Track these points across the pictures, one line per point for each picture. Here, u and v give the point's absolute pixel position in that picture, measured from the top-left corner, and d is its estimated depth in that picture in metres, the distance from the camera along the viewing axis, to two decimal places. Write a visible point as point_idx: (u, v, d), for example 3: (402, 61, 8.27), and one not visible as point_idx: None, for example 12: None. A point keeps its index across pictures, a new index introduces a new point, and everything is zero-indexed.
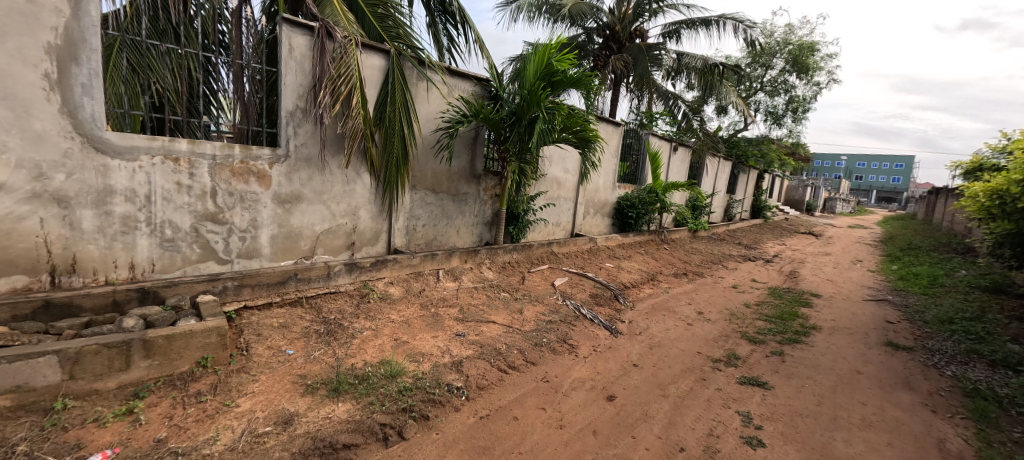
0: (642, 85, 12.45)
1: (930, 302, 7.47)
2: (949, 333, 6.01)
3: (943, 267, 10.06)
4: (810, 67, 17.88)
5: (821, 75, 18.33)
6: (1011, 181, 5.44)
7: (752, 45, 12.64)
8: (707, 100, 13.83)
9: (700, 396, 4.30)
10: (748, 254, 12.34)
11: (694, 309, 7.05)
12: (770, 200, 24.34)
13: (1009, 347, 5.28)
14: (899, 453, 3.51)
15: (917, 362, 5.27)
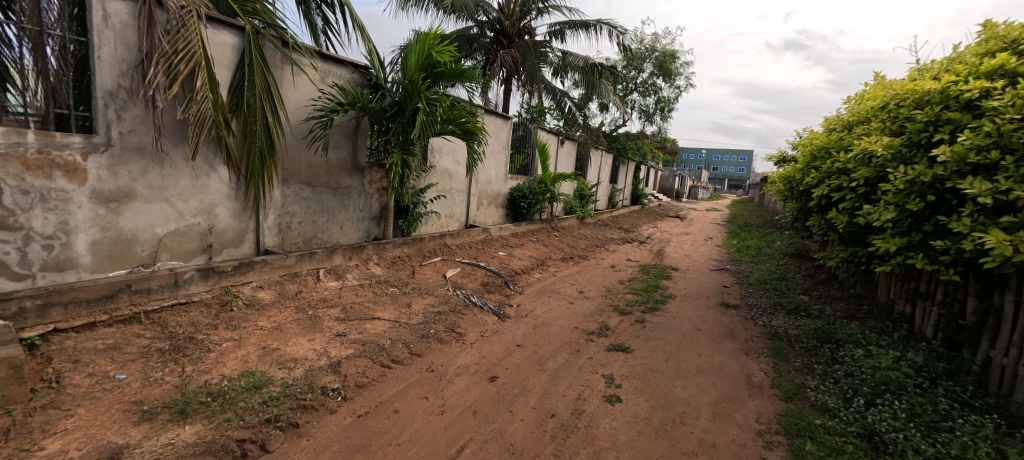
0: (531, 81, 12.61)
1: (756, 268, 9.17)
2: (765, 291, 7.45)
3: (766, 240, 12.34)
4: (672, 72, 20.40)
5: (681, 79, 21.00)
6: (801, 170, 6.88)
7: (626, 50, 13.92)
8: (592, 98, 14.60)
9: (573, 366, 4.68)
10: (626, 237, 13.68)
11: (576, 289, 7.63)
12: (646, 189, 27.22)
13: (801, 299, 6.74)
14: (721, 390, 4.26)
15: (742, 317, 6.43)
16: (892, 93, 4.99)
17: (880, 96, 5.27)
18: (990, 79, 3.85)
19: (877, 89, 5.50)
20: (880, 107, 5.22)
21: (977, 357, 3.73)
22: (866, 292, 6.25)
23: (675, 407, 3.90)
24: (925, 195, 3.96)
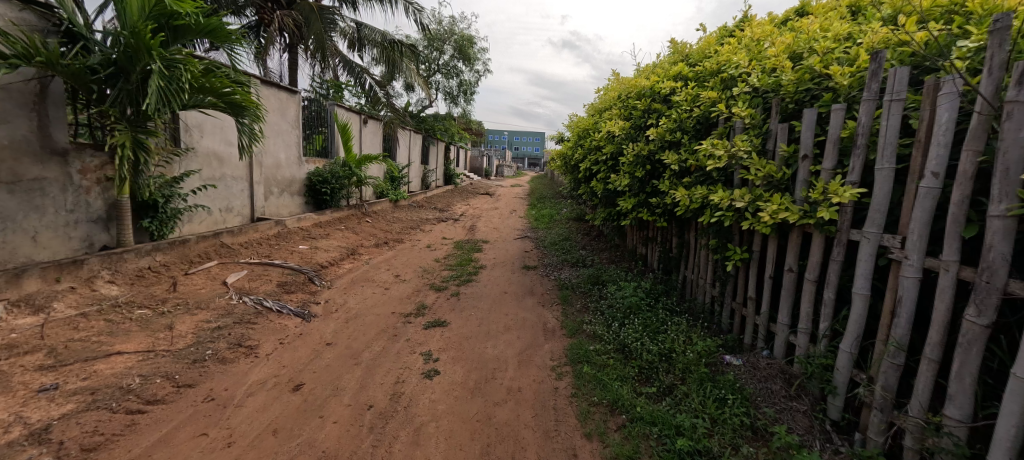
0: (320, 51, 11.01)
1: (550, 232, 10.67)
2: (556, 250, 8.79)
3: (555, 209, 14.36)
4: (472, 57, 21.11)
5: (479, 64, 21.96)
6: (572, 147, 8.19)
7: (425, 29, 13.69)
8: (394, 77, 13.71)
9: (391, 351, 4.60)
10: (440, 215, 13.94)
11: (391, 274, 7.43)
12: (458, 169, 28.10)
13: (581, 253, 8.21)
14: (525, 339, 4.88)
15: (540, 276, 7.41)
16: (623, 87, 6.34)
17: (617, 89, 6.64)
18: (674, 81, 5.25)
19: (615, 83, 6.90)
20: (616, 98, 6.63)
21: (680, 277, 5.24)
22: (620, 241, 8.02)
23: (486, 366, 4.26)
24: (645, 166, 5.24)
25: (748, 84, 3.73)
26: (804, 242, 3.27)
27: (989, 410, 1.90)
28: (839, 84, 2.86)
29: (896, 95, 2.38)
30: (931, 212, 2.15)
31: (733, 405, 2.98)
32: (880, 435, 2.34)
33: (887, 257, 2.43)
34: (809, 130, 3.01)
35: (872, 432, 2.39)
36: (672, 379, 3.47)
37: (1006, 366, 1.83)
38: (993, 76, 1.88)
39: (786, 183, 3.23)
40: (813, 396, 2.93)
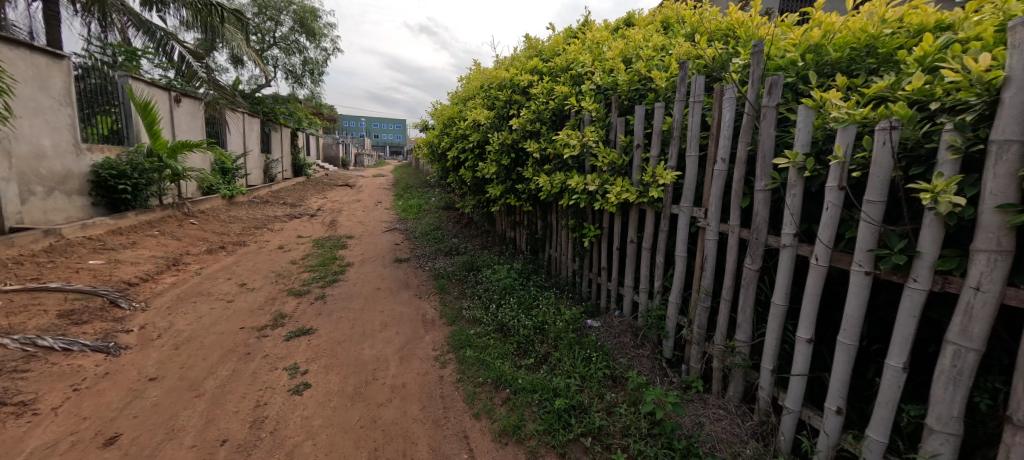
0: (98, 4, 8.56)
1: (419, 223, 10.52)
2: (426, 240, 8.73)
3: (423, 199, 14.16)
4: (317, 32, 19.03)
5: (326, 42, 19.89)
6: (438, 135, 8.15)
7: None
8: (214, 44, 11.43)
9: (245, 372, 4.02)
10: (293, 212, 12.52)
11: (235, 284, 6.44)
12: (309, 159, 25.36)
13: (452, 242, 8.32)
14: (403, 335, 4.81)
15: (413, 268, 7.29)
16: (485, 77, 6.55)
17: (479, 79, 6.84)
18: (531, 74, 5.65)
19: (477, 73, 7.08)
20: (479, 88, 6.82)
21: (546, 256, 5.76)
22: (489, 227, 8.38)
23: (365, 369, 4.09)
24: (510, 154, 5.56)
25: (592, 82, 4.25)
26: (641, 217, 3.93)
27: (761, 330, 2.60)
28: (660, 86, 3.48)
29: (697, 98, 3.02)
30: (722, 188, 2.81)
31: (597, 361, 3.46)
32: (698, 363, 3.00)
33: (697, 225, 3.10)
34: (640, 124, 3.61)
35: (693, 362, 3.04)
36: (547, 349, 3.84)
37: (768, 296, 2.52)
38: (754, 86, 2.51)
39: (625, 169, 3.81)
40: (653, 342, 3.58)
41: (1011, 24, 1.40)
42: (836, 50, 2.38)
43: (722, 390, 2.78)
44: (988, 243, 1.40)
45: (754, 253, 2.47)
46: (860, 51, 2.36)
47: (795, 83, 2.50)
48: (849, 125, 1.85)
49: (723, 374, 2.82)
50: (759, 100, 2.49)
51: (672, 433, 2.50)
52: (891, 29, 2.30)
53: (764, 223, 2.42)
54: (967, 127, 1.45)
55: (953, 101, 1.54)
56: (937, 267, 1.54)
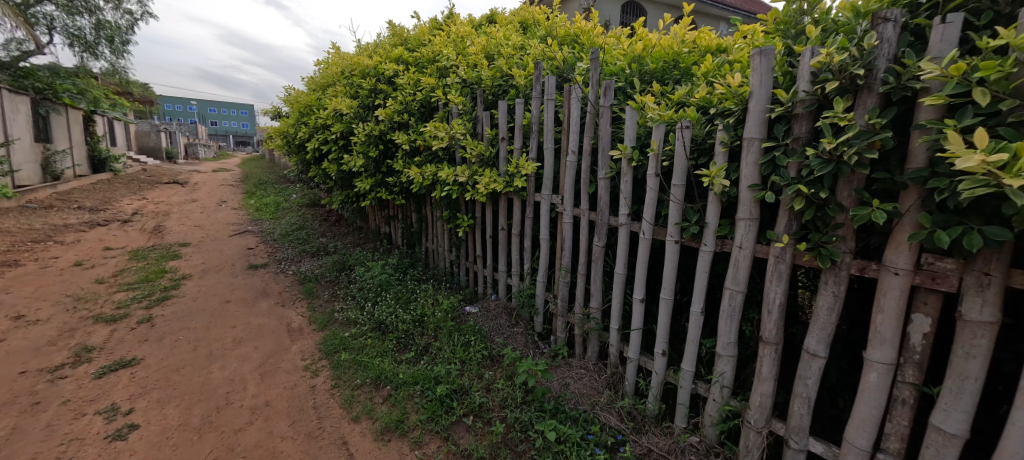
0: None
1: (277, 223, 9.40)
2: (287, 242, 7.88)
3: (282, 196, 12.72)
4: None
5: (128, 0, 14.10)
6: (293, 125, 7.38)
7: None
8: None
9: (35, 426, 3.17)
10: (96, 218, 10.02)
11: (8, 317, 4.96)
12: (117, 150, 20.32)
13: (319, 242, 7.67)
14: (262, 350, 4.32)
15: (273, 273, 6.54)
16: (346, 63, 6.16)
17: (339, 65, 6.40)
18: (396, 64, 5.52)
19: (337, 59, 6.62)
20: (340, 74, 6.38)
21: (423, 249, 5.75)
22: (362, 224, 7.94)
23: (215, 394, 3.59)
24: (378, 146, 5.37)
25: (458, 76, 4.37)
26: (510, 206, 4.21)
27: (609, 296, 3.06)
28: (519, 83, 3.77)
29: (550, 96, 3.36)
30: (574, 177, 3.20)
31: (476, 344, 3.63)
32: (563, 332, 3.38)
33: (556, 210, 3.48)
34: (504, 117, 3.85)
35: (559, 332, 3.41)
36: (427, 340, 3.88)
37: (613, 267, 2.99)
38: (594, 88, 2.91)
39: (492, 160, 4.03)
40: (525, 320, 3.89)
41: (753, 51, 1.80)
42: (653, 61, 2.92)
43: (582, 352, 3.18)
44: (745, 213, 1.88)
45: (601, 232, 2.90)
46: (669, 64, 2.93)
47: (624, 87, 2.97)
48: (661, 125, 2.29)
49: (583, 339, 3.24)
50: (598, 99, 2.89)
51: (543, 397, 2.77)
52: (689, 48, 2.93)
53: (606, 206, 2.86)
54: (731, 127, 1.94)
55: (725, 108, 2.01)
56: (718, 233, 2.05)
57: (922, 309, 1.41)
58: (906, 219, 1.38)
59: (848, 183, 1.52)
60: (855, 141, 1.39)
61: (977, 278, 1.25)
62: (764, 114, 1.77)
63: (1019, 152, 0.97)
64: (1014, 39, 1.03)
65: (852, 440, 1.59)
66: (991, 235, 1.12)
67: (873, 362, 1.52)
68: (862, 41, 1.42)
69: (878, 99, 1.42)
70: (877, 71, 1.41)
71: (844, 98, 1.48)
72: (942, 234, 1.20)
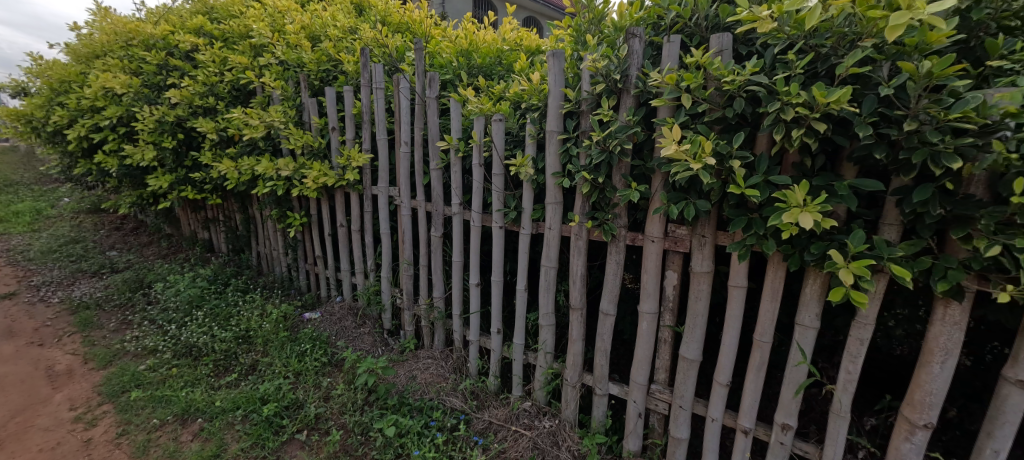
0: None
1: (35, 237, 7.01)
2: (51, 261, 5.94)
3: (46, 199, 9.58)
4: None
5: None
6: (42, 107, 5.54)
7: None
8: None
9: None
10: None
11: None
12: None
13: (104, 256, 5.97)
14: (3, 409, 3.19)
15: (26, 304, 4.86)
16: (121, 30, 4.86)
17: (110, 31, 5.01)
18: (195, 36, 4.58)
19: (106, 23, 5.17)
20: (113, 43, 5.00)
21: (253, 254, 4.92)
22: (170, 230, 6.43)
23: None
24: (176, 135, 4.40)
25: (274, 56, 3.83)
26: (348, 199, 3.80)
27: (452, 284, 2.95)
28: (348, 70, 3.44)
29: (378, 85, 3.11)
30: (409, 169, 2.97)
31: (313, 353, 3.26)
32: (411, 326, 3.12)
33: (395, 203, 3.25)
34: (332, 106, 3.39)
35: (407, 326, 3.14)
36: (254, 358, 3.37)
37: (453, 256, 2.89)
38: (420, 79, 2.75)
39: (324, 151, 3.55)
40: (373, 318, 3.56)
41: (549, 53, 2.00)
42: (480, 57, 2.97)
43: (431, 341, 3.02)
44: (551, 199, 2.12)
45: (437, 222, 2.81)
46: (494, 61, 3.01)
47: (452, 80, 2.92)
48: (481, 117, 2.37)
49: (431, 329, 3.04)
50: (424, 90, 2.76)
51: (386, 393, 2.69)
52: (511, 47, 3.09)
53: (440, 196, 2.76)
54: (537, 121, 2.16)
55: (532, 104, 2.21)
56: (532, 217, 2.25)
57: (671, 267, 1.81)
58: (655, 197, 1.75)
59: (618, 169, 1.84)
60: (617, 135, 1.69)
61: (699, 240, 1.66)
62: (558, 110, 2.00)
63: (699, 143, 1.35)
64: (698, 59, 1.42)
65: (635, 378, 1.97)
66: (700, 206, 1.50)
67: (644, 313, 1.90)
68: (618, 52, 1.76)
69: (632, 100, 1.76)
70: (630, 76, 1.74)
71: (610, 98, 1.80)
72: (672, 208, 1.55)
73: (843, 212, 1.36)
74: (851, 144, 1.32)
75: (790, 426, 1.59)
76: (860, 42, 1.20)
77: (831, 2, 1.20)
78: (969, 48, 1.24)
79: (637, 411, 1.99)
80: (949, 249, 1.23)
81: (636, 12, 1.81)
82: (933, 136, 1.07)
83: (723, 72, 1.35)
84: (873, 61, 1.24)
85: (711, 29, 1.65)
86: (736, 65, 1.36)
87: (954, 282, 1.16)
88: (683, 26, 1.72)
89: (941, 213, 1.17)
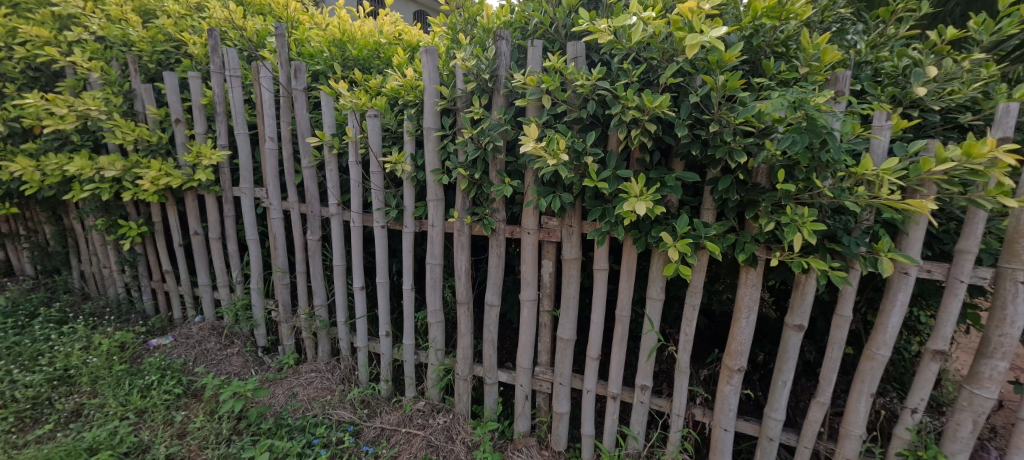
0: None
1: None
2: None
3: None
4: None
5: None
6: None
7: None
8: None
9: None
10: None
11: None
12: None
13: None
14: None
15: None
16: None
17: None
18: None
19: None
20: None
21: (74, 273, 3.86)
22: None
23: None
24: None
25: (88, 31, 2.95)
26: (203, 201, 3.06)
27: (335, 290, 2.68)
28: (194, 53, 2.75)
29: (233, 72, 2.51)
30: (277, 168, 2.58)
31: (163, 384, 2.46)
32: (289, 339, 2.76)
33: (263, 206, 2.72)
34: (174, 94, 2.69)
35: (284, 340, 2.77)
36: (78, 401, 2.40)
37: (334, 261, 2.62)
38: (284, 69, 2.42)
39: (167, 147, 2.81)
40: (244, 336, 2.89)
41: (421, 50, 1.99)
42: (356, 48, 2.70)
43: (314, 353, 2.71)
44: (432, 195, 2.11)
45: (313, 226, 2.49)
46: (372, 53, 2.74)
47: (324, 72, 2.63)
48: (356, 111, 2.23)
49: (315, 340, 2.72)
50: (290, 82, 2.43)
51: (258, 418, 2.26)
52: (389, 40, 2.87)
53: (315, 198, 2.47)
54: (414, 117, 2.12)
55: (408, 100, 2.15)
56: (415, 215, 2.20)
57: (547, 256, 1.96)
58: (528, 192, 1.86)
59: (493, 165, 1.91)
60: (490, 132, 1.78)
61: (567, 229, 1.83)
62: (434, 107, 2.00)
63: (555, 143, 1.50)
64: (555, 64, 1.59)
65: (520, 363, 2.08)
66: (564, 199, 1.65)
67: (525, 300, 2.02)
68: (487, 52, 1.84)
69: (502, 99, 1.85)
70: (499, 77, 1.83)
71: (482, 97, 1.88)
72: (541, 201, 1.67)
73: (675, 200, 1.63)
74: (677, 143, 1.59)
75: (647, 386, 1.85)
76: (676, 57, 1.45)
77: (650, 22, 1.42)
78: (755, 67, 1.58)
79: (524, 393, 2.11)
80: (747, 227, 1.57)
81: (505, 15, 1.95)
82: (728, 135, 1.36)
83: (577, 76, 1.53)
84: (689, 75, 1.49)
85: (569, 35, 1.83)
86: (586, 71, 1.55)
87: (749, 252, 1.48)
88: (545, 32, 1.87)
89: (738, 199, 1.49)
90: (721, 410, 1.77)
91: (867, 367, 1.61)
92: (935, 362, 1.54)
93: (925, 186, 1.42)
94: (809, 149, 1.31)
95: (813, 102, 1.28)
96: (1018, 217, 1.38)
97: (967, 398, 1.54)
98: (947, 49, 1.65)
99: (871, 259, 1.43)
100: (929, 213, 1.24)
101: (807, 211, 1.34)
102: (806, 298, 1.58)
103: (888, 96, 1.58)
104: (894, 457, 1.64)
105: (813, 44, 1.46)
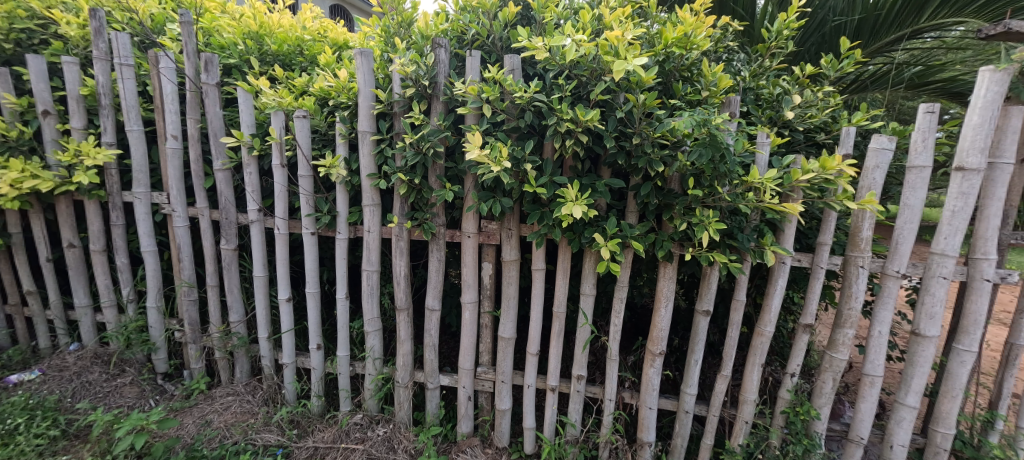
0: None
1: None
2: None
3: None
4: None
5: None
6: None
7: None
8: None
9: None
10: None
11: None
12: None
13: None
14: None
15: None
16: None
17: None
18: None
19: None
20: None
21: None
22: None
23: None
24: None
25: None
26: (79, 207, 2.61)
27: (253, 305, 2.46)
28: (68, 34, 2.34)
29: (124, 60, 2.19)
30: (181, 170, 2.31)
31: (33, 427, 2.05)
32: (198, 361, 2.47)
33: (162, 212, 2.40)
34: (41, 82, 2.27)
35: (191, 364, 2.47)
36: None
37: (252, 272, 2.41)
38: (190, 60, 2.17)
39: (32, 144, 2.36)
40: (137, 363, 2.53)
41: (355, 51, 1.94)
42: (275, 42, 2.52)
43: (229, 375, 2.46)
44: (368, 200, 2.05)
45: (227, 233, 2.26)
46: (294, 50, 2.59)
47: (238, 66, 2.42)
48: (279, 112, 2.08)
49: (230, 360, 2.47)
50: (199, 76, 2.19)
51: (165, 454, 1.96)
52: (313, 37, 2.72)
53: (230, 203, 2.25)
54: (347, 120, 2.05)
55: (340, 102, 2.07)
56: (349, 220, 2.12)
57: (487, 258, 2.03)
58: (468, 197, 1.92)
59: (434, 170, 1.94)
60: (429, 138, 1.78)
61: (507, 232, 1.91)
62: (370, 110, 1.96)
63: (498, 150, 1.57)
64: (495, 75, 1.68)
65: (462, 364, 2.12)
66: (504, 203, 1.73)
67: (467, 303, 2.06)
68: (425, 59, 1.86)
69: (442, 106, 1.89)
70: (439, 84, 1.86)
71: (421, 102, 1.89)
72: (483, 206, 1.73)
73: (604, 204, 1.82)
74: (606, 153, 1.77)
75: (583, 375, 2.00)
76: (604, 76, 1.61)
77: (582, 44, 1.57)
78: (668, 88, 1.82)
79: (466, 394, 2.14)
80: (666, 227, 1.79)
81: (441, 23, 1.99)
82: (648, 147, 1.56)
83: (516, 88, 1.62)
84: (615, 92, 1.67)
85: (505, 48, 1.93)
86: (523, 83, 1.65)
87: (666, 249, 1.70)
88: (482, 43, 1.95)
89: (657, 202, 1.70)
90: (646, 391, 1.98)
91: (757, 342, 1.92)
92: (806, 334, 1.90)
93: (796, 192, 1.75)
94: (713, 161, 1.55)
95: (715, 122, 1.50)
96: (857, 216, 1.76)
97: (828, 361, 1.92)
98: (806, 82, 2.04)
99: (759, 251, 1.72)
100: (799, 213, 1.53)
101: (712, 213, 1.58)
102: (711, 287, 1.84)
103: (766, 118, 1.93)
104: (779, 414, 1.98)
105: (712, 72, 1.72)
